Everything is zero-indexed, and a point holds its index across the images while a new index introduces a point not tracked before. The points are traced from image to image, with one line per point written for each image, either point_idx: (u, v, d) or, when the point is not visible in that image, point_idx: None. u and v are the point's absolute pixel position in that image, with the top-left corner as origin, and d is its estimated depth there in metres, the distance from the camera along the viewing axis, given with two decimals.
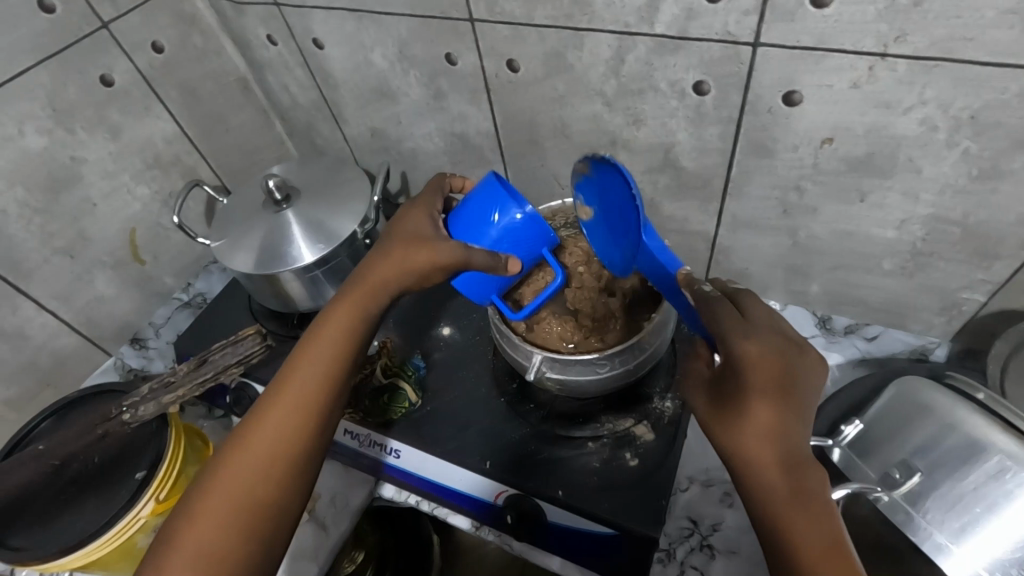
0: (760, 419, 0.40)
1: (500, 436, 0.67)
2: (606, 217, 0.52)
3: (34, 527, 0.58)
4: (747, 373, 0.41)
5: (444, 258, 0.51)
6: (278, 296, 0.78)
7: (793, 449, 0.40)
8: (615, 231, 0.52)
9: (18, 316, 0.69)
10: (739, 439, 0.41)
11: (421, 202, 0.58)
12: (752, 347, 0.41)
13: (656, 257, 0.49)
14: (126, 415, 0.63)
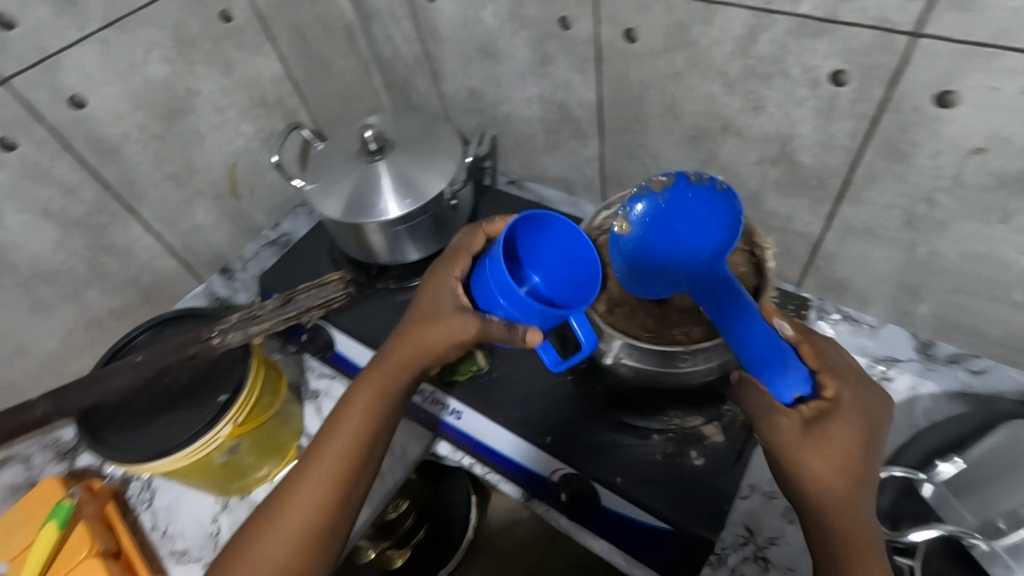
0: (846, 459, 0.43)
1: (562, 413, 0.66)
2: (661, 233, 0.56)
3: (126, 431, 0.63)
4: (845, 418, 0.44)
5: (460, 335, 0.52)
6: (360, 245, 0.80)
7: (865, 485, 0.43)
8: (672, 247, 0.56)
9: (128, 234, 0.72)
10: (825, 472, 0.42)
11: (446, 266, 0.57)
12: (851, 395, 0.45)
13: (724, 275, 0.52)
14: (215, 339, 0.65)
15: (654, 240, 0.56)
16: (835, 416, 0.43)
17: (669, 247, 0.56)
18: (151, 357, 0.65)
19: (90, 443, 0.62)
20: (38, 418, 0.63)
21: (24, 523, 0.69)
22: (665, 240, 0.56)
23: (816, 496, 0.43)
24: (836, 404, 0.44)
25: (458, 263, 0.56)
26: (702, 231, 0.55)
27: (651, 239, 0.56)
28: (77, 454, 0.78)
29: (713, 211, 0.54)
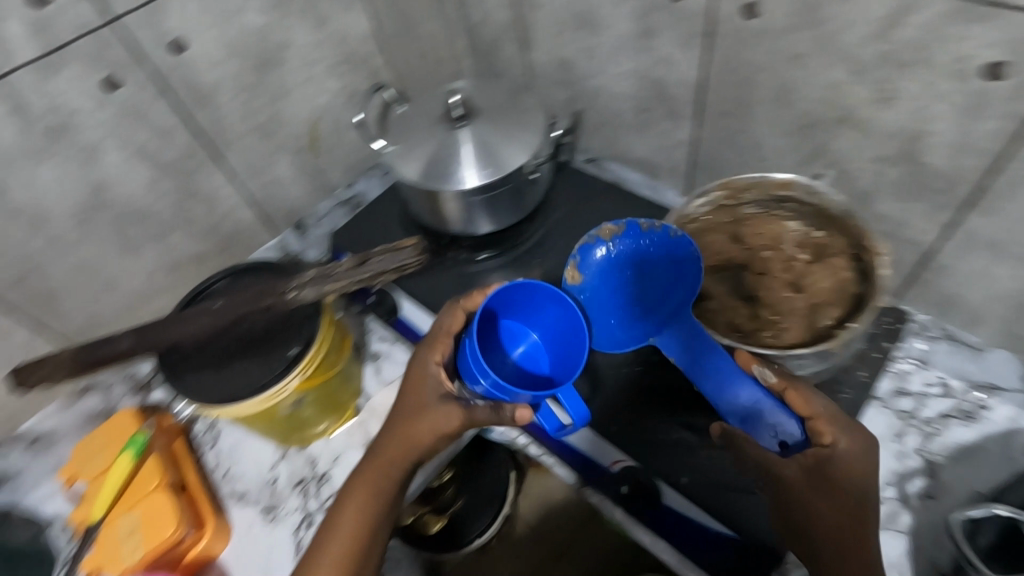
0: (845, 502, 0.46)
1: (631, 406, 0.66)
2: (619, 280, 0.60)
3: (203, 374, 0.65)
4: (838, 466, 0.47)
5: (447, 426, 0.54)
6: (434, 213, 0.79)
7: (869, 526, 0.46)
8: (629, 291, 0.60)
9: (214, 181, 0.74)
10: (829, 519, 0.46)
11: (422, 364, 0.58)
12: (842, 439, 0.47)
13: (698, 322, 0.56)
14: (289, 293, 0.65)
15: (610, 287, 0.60)
16: (825, 466, 0.47)
17: (626, 296, 0.60)
18: (227, 305, 0.65)
19: (170, 382, 0.64)
20: (121, 352, 0.64)
21: (103, 448, 0.72)
22: (623, 283, 0.60)
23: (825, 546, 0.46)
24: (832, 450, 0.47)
25: (438, 348, 0.58)
26: (669, 278, 0.59)
27: (604, 285, 0.60)
28: (151, 389, 0.80)
29: (665, 255, 0.59)
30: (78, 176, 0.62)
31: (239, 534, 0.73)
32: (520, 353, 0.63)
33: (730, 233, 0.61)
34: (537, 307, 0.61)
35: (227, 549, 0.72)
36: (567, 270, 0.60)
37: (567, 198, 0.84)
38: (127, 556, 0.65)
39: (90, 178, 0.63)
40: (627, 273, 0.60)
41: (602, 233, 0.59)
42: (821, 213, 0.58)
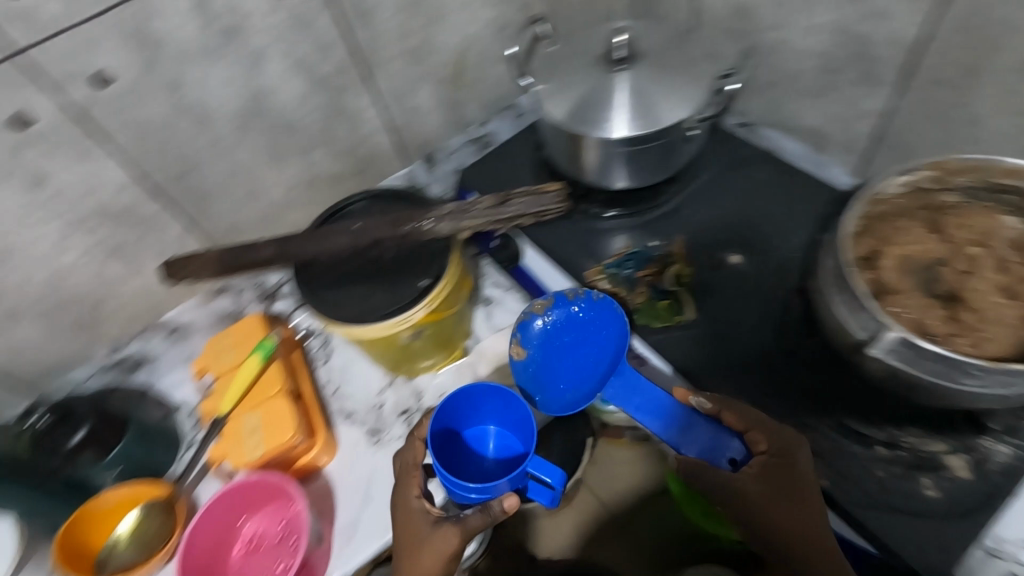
0: (800, 494, 0.52)
1: (772, 394, 0.60)
2: (558, 348, 0.68)
3: (335, 291, 0.66)
4: (784, 463, 0.53)
5: (449, 544, 0.59)
6: (572, 161, 0.75)
7: (826, 512, 0.53)
8: (570, 358, 0.68)
9: (361, 102, 0.73)
10: (794, 518, 0.52)
11: (404, 501, 0.63)
12: (777, 439, 0.54)
13: (645, 386, 0.62)
14: (426, 225, 0.64)
15: (556, 353, 0.68)
16: (773, 466, 0.53)
17: (571, 356, 0.68)
18: (367, 227, 0.65)
19: (306, 295, 0.66)
20: (263, 260, 0.66)
21: (234, 347, 0.76)
22: (565, 350, 0.68)
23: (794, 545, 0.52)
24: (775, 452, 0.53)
25: (413, 482, 0.63)
26: (601, 336, 0.67)
27: (547, 357, 0.68)
28: (276, 299, 0.84)
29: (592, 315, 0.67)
30: (243, 80, 0.63)
31: (344, 450, 0.75)
32: (493, 449, 0.69)
33: (927, 222, 0.53)
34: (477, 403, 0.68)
35: (332, 461, 0.74)
36: (512, 347, 0.67)
37: (715, 162, 0.77)
38: (249, 451, 0.69)
39: (253, 84, 0.63)
40: (562, 342, 0.68)
41: (515, 356, 0.67)
42: None
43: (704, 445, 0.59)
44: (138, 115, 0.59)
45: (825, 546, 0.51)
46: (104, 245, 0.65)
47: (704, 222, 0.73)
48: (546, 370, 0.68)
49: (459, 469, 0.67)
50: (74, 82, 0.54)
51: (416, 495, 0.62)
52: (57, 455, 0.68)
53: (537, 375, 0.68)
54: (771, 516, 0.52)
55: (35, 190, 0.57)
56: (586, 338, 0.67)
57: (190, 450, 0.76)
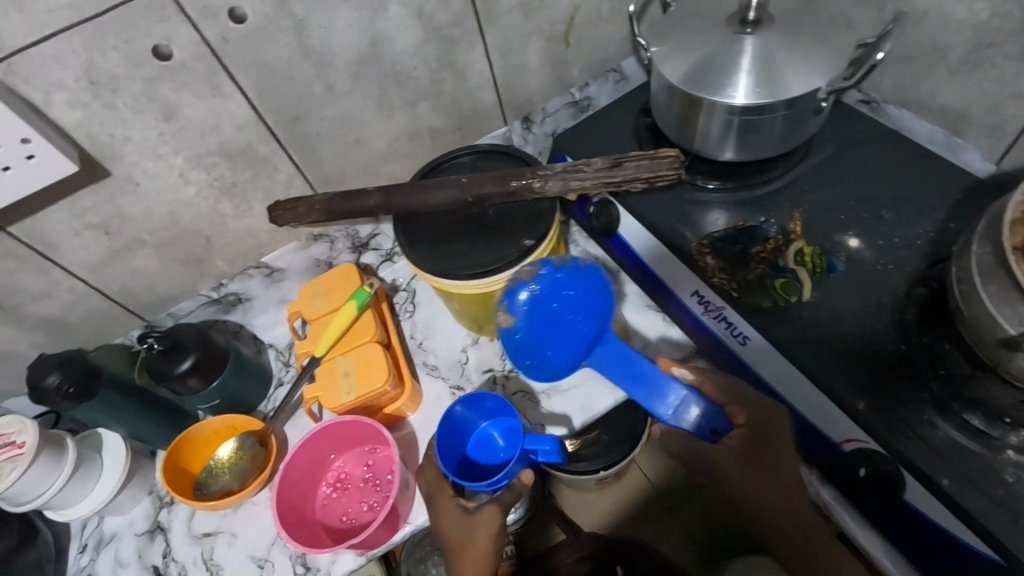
0: (776, 466, 0.58)
1: (889, 385, 0.57)
2: (545, 315, 0.68)
3: (437, 243, 0.67)
4: (758, 436, 0.57)
5: (493, 522, 0.62)
6: (682, 128, 0.72)
7: (798, 487, 0.58)
8: (555, 323, 0.68)
9: (471, 55, 0.72)
10: (768, 489, 0.58)
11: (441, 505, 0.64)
12: (750, 411, 0.59)
13: (620, 348, 0.64)
14: (535, 183, 0.63)
15: (544, 320, 0.68)
16: (749, 442, 0.57)
17: (558, 322, 0.68)
18: (473, 181, 0.65)
19: (408, 244, 0.67)
20: (369, 208, 0.67)
21: (328, 292, 0.78)
22: (552, 316, 0.68)
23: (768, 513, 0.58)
24: (751, 428, 0.58)
25: (444, 487, 0.64)
26: (587, 305, 0.67)
27: (535, 324, 0.68)
28: (366, 251, 0.85)
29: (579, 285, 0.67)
30: (364, 25, 0.62)
31: (428, 403, 0.76)
32: (502, 436, 0.71)
33: None
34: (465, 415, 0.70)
35: (414, 413, 0.76)
36: (500, 316, 0.67)
37: (834, 139, 0.73)
38: (341, 395, 0.70)
39: (373, 30, 0.63)
40: (549, 309, 0.68)
41: (502, 324, 0.68)
42: None
43: (682, 408, 0.62)
44: (266, 55, 0.59)
45: (798, 515, 0.57)
46: (221, 182, 0.67)
47: (819, 201, 0.69)
48: (536, 335, 0.69)
49: (450, 454, 0.69)
50: (211, 17, 0.54)
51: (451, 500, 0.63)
52: (168, 379, 0.69)
53: (525, 342, 0.69)
54: (748, 489, 0.58)
55: (166, 123, 0.59)
56: (574, 306, 0.67)
57: (280, 388, 0.81)
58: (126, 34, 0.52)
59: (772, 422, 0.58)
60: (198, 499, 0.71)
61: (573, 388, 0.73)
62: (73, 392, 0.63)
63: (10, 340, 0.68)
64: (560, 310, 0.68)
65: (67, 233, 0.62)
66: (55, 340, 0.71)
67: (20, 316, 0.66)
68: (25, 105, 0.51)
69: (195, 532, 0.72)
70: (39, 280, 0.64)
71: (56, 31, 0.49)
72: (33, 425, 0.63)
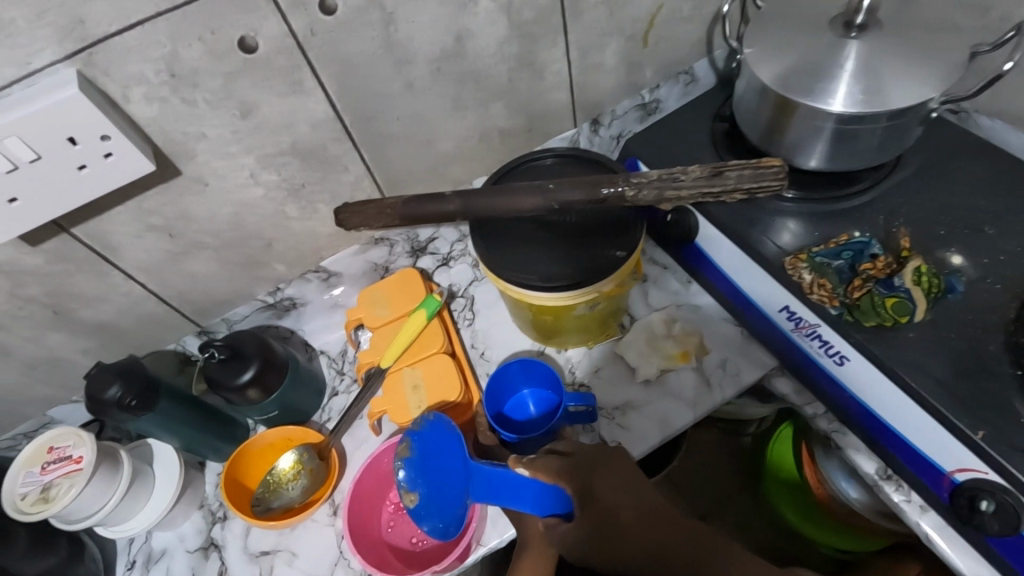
0: (618, 495, 0.54)
1: (1005, 413, 0.54)
2: (430, 478, 0.59)
3: (517, 251, 0.63)
4: (597, 472, 0.55)
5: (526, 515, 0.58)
6: (770, 134, 0.68)
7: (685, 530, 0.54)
8: (441, 485, 0.58)
9: (550, 54, 0.68)
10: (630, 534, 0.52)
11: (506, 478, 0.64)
12: (591, 457, 0.56)
13: (482, 470, 0.54)
14: (628, 192, 0.60)
15: (435, 480, 0.59)
16: (592, 488, 0.53)
17: (442, 482, 0.58)
18: (560, 187, 0.61)
19: (486, 253, 0.63)
20: (447, 213, 0.62)
21: (390, 299, 0.74)
22: (434, 479, 0.59)
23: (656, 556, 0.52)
24: (595, 472, 0.55)
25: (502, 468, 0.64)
26: (447, 453, 0.58)
27: (433, 487, 0.59)
28: (424, 256, 0.81)
29: (438, 437, 0.60)
30: (450, 20, 0.59)
31: None
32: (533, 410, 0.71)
33: None
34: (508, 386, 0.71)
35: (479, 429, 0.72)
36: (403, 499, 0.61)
37: (925, 149, 0.70)
38: (412, 409, 0.67)
39: (459, 25, 0.59)
40: (423, 474, 0.60)
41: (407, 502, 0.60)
42: None
43: (543, 496, 0.53)
44: (351, 49, 0.55)
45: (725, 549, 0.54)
46: (290, 183, 0.63)
47: (916, 214, 0.66)
48: (436, 500, 0.59)
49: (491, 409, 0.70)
50: (301, 9, 0.50)
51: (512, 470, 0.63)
52: (227, 390, 0.66)
53: (437, 512, 0.59)
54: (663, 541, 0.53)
55: (242, 121, 0.55)
56: (444, 459, 0.59)
57: (334, 398, 0.77)
58: (213, 24, 0.48)
59: (613, 456, 0.57)
60: (257, 516, 0.67)
61: (646, 403, 0.71)
62: (135, 405, 0.60)
63: (60, 346, 0.64)
64: (433, 468, 0.59)
65: (131, 235, 0.58)
66: (107, 346, 0.67)
67: (74, 322, 0.62)
68: (103, 98, 0.47)
69: (251, 550, 0.68)
70: (96, 284, 0.60)
71: (143, 19, 0.45)
72: (89, 439, 0.60)
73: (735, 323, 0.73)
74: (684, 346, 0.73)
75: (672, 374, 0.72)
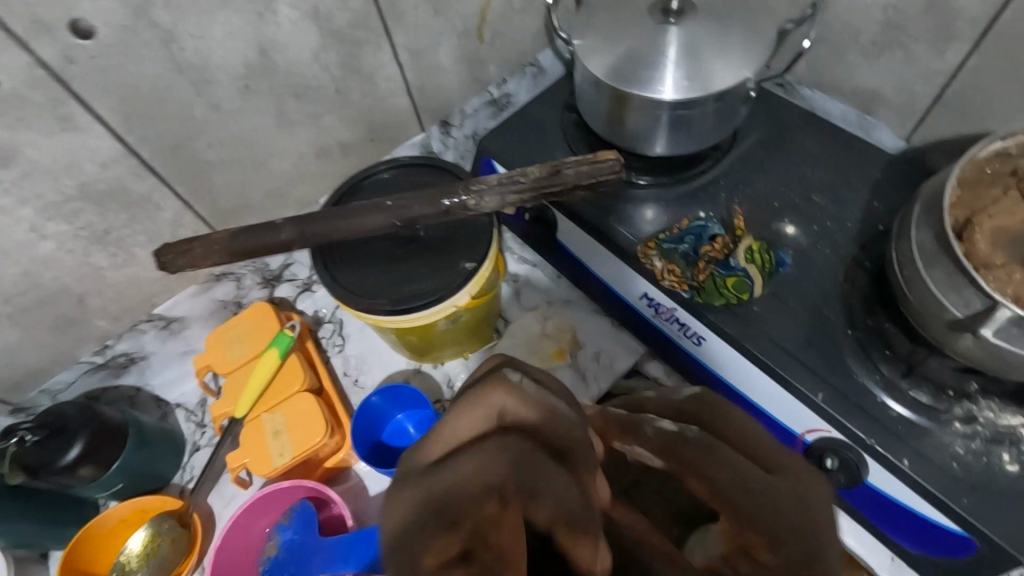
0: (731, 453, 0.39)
1: (843, 373, 0.57)
2: (288, 566, 0.61)
3: (365, 275, 0.59)
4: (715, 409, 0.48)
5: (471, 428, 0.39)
6: (612, 124, 0.67)
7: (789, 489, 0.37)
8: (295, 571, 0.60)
9: (376, 58, 0.63)
10: (714, 453, 0.39)
11: (490, 367, 0.45)
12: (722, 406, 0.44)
13: (330, 543, 0.58)
14: (470, 200, 0.57)
15: (291, 567, 0.61)
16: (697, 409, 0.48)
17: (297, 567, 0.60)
18: (401, 202, 0.57)
19: (329, 282, 0.58)
20: (282, 243, 0.57)
21: (241, 339, 0.68)
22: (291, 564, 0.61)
23: (722, 472, 0.38)
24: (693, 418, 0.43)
25: (444, 449, 0.39)
26: (303, 539, 0.61)
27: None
28: (280, 284, 0.75)
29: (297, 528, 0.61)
30: (248, 33, 0.53)
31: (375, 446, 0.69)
32: (413, 432, 0.67)
33: (1016, 187, 0.50)
34: (378, 418, 0.67)
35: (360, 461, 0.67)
36: None
37: (760, 123, 0.72)
38: (274, 458, 0.62)
39: (261, 37, 0.54)
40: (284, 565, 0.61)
41: None
42: None
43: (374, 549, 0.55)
44: (128, 76, 0.48)
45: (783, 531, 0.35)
46: (90, 231, 0.55)
47: (754, 189, 0.68)
48: None
49: (361, 443, 0.65)
50: (45, 34, 0.43)
51: (468, 390, 0.43)
52: (51, 473, 0.58)
53: None
54: (749, 461, 0.39)
55: (3, 169, 0.47)
56: (302, 547, 0.60)
57: (196, 454, 0.70)
58: None
59: (812, 505, 0.37)
60: None
61: None
62: None
63: None
64: (292, 559, 0.61)
65: None
66: None
67: None
68: None
69: None
70: None
71: None
72: None
73: (604, 314, 0.74)
74: (559, 344, 0.72)
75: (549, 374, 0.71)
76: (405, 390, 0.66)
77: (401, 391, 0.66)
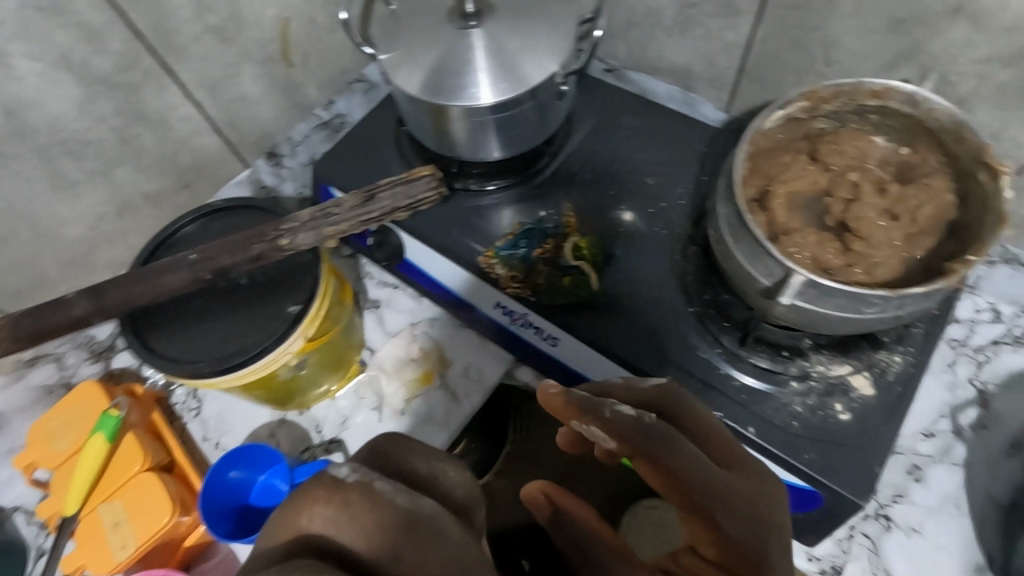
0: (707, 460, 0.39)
1: (688, 352, 0.58)
2: None
3: (184, 338, 0.54)
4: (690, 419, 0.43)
5: None
6: (438, 135, 0.65)
7: (751, 493, 0.39)
8: None
9: (164, 100, 0.58)
10: (689, 458, 0.37)
11: None
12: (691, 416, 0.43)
13: None
14: (283, 240, 0.53)
15: None
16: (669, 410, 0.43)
17: None
18: (206, 253, 0.53)
19: (141, 352, 0.53)
20: (76, 319, 0.51)
21: (65, 427, 0.61)
22: None
23: (692, 476, 0.36)
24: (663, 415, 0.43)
25: None
26: None
27: None
28: (115, 354, 0.68)
29: None
30: None
31: None
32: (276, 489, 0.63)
33: (806, 151, 0.52)
34: (234, 485, 0.62)
35: None
36: None
37: (591, 112, 0.72)
38: (116, 551, 0.57)
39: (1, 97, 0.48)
40: None
41: None
42: (909, 127, 0.51)
43: None
44: None
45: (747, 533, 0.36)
46: None
47: (591, 180, 0.68)
48: None
49: (218, 518, 0.60)
50: None
51: None
52: None
53: None
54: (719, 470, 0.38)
55: None
56: None
57: (41, 559, 0.61)
58: None
59: (758, 500, 0.38)
60: None
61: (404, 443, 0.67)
62: None
63: None
64: None
65: None
66: None
67: None
68: None
69: None
70: None
71: None
72: None
73: (468, 327, 0.72)
74: (425, 366, 0.70)
75: (420, 399, 0.69)
76: (259, 450, 0.61)
77: (254, 453, 0.61)
